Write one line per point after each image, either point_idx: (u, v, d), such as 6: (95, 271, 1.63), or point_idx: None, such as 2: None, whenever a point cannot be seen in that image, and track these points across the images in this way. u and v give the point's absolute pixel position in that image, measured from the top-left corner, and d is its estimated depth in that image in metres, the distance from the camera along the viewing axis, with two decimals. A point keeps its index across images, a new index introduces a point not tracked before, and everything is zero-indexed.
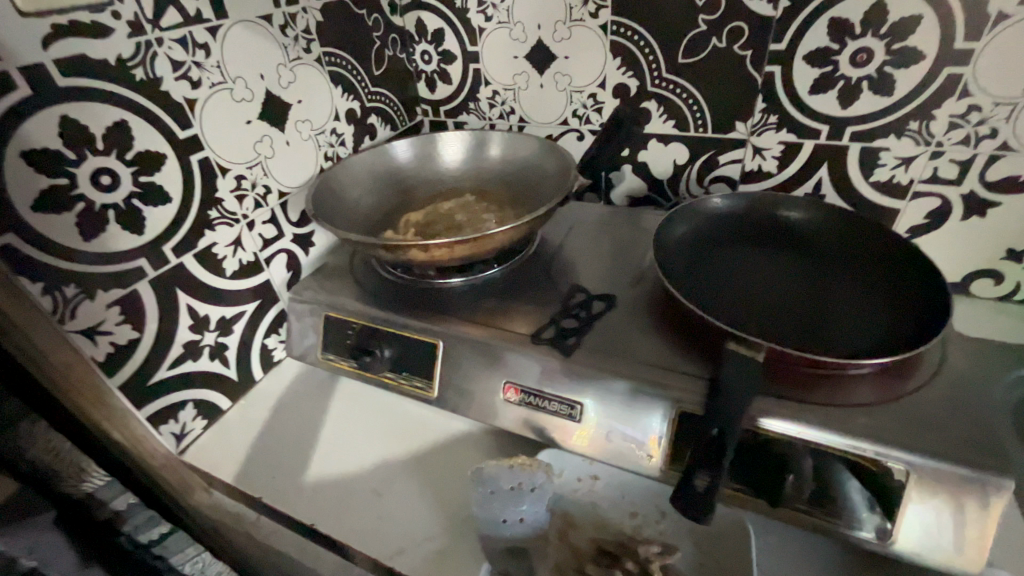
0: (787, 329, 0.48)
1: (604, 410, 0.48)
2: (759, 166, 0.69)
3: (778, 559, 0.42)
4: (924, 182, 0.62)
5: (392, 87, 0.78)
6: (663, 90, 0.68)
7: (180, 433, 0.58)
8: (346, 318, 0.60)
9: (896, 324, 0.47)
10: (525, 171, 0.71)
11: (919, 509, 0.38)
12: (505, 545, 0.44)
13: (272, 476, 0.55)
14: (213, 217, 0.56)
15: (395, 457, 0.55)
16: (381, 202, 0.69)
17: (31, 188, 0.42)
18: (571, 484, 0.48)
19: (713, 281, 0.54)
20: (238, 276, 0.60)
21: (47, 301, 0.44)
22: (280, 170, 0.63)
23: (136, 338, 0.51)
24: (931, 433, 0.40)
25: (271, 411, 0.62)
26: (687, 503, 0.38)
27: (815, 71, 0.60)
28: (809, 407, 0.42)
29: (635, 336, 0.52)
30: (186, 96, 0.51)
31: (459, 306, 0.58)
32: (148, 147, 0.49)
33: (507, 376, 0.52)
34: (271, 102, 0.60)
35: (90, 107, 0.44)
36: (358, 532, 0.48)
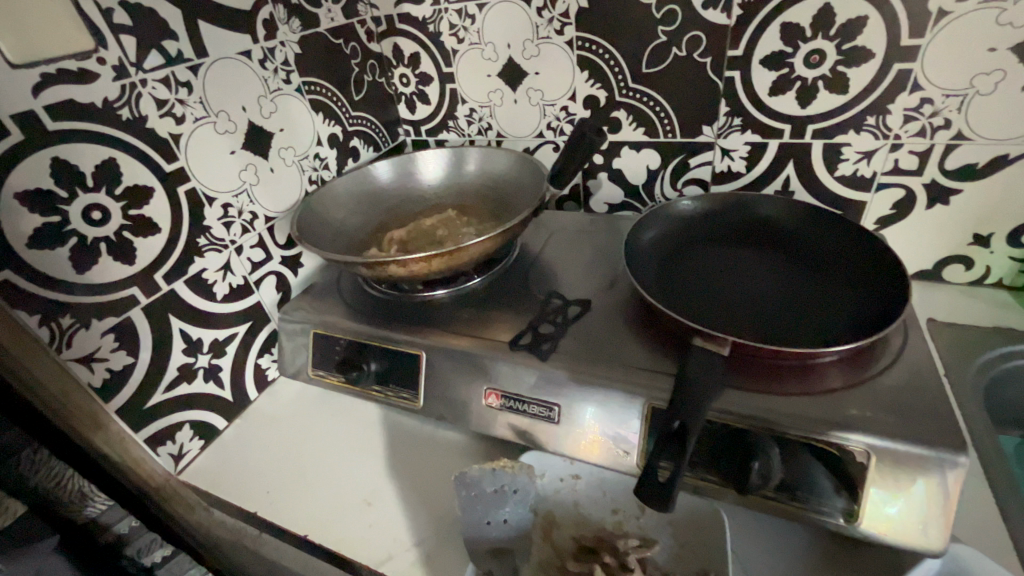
0: (752, 323, 0.50)
1: (581, 410, 0.50)
2: (728, 167, 0.71)
3: (752, 546, 0.44)
4: (886, 174, 0.64)
5: (372, 111, 0.81)
6: (630, 99, 0.71)
7: (178, 454, 0.60)
8: (334, 335, 0.62)
9: (857, 313, 0.49)
10: (502, 185, 0.74)
11: (882, 489, 0.40)
12: (489, 546, 0.45)
13: (266, 491, 0.56)
14: (202, 244, 0.58)
15: (383, 466, 0.56)
16: (365, 222, 0.72)
17: (26, 226, 0.44)
18: (552, 484, 0.49)
19: (682, 281, 0.56)
20: (228, 299, 0.63)
21: (44, 332, 0.46)
22: (265, 197, 0.65)
23: (132, 364, 0.54)
24: (890, 416, 0.42)
25: (265, 429, 0.64)
26: (649, 494, 0.39)
27: (772, 74, 0.63)
28: (772, 396, 0.44)
29: (609, 338, 0.54)
30: (171, 132, 0.54)
31: (441, 318, 0.60)
32: (136, 182, 0.52)
33: (488, 382, 0.54)
34: (254, 132, 0.62)
35: (79, 148, 0.47)
36: (349, 541, 0.50)
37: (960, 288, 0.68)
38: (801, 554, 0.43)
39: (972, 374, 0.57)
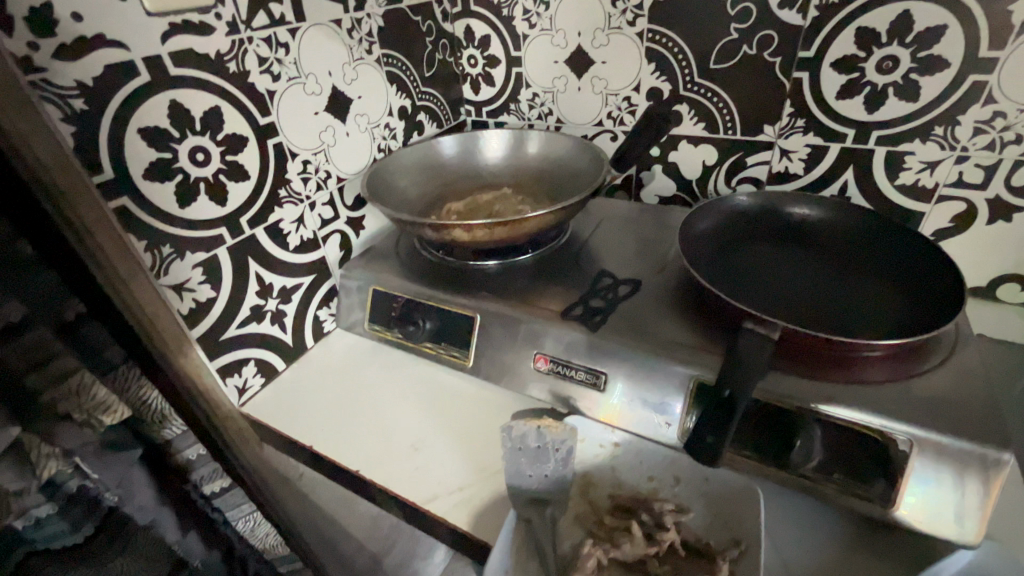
0: (802, 315, 0.51)
1: (627, 380, 0.52)
2: (785, 168, 0.72)
3: (783, 522, 0.45)
4: (948, 185, 0.64)
5: (440, 88, 0.85)
6: (694, 94, 0.73)
7: (241, 388, 0.64)
8: (392, 292, 0.66)
9: (909, 313, 0.50)
10: (560, 167, 0.77)
11: (920, 478, 0.41)
12: (530, 496, 0.49)
13: (319, 429, 0.60)
14: (282, 195, 0.63)
15: (430, 417, 0.59)
16: (426, 191, 0.76)
17: (143, 160, 0.49)
18: (593, 449, 0.51)
19: (734, 270, 0.57)
20: (298, 251, 0.67)
21: (147, 258, 0.51)
22: (340, 158, 0.70)
23: (214, 298, 0.58)
24: (937, 410, 0.42)
25: (320, 375, 0.68)
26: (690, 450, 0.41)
27: (841, 77, 0.63)
28: (818, 382, 0.45)
29: (659, 317, 0.56)
30: (267, 88, 0.58)
31: (495, 285, 0.64)
32: (234, 130, 0.56)
33: (537, 347, 0.56)
34: (336, 96, 0.67)
35: (192, 94, 0.52)
36: (397, 480, 0.53)
37: (1013, 308, 0.67)
38: (830, 533, 0.44)
39: None
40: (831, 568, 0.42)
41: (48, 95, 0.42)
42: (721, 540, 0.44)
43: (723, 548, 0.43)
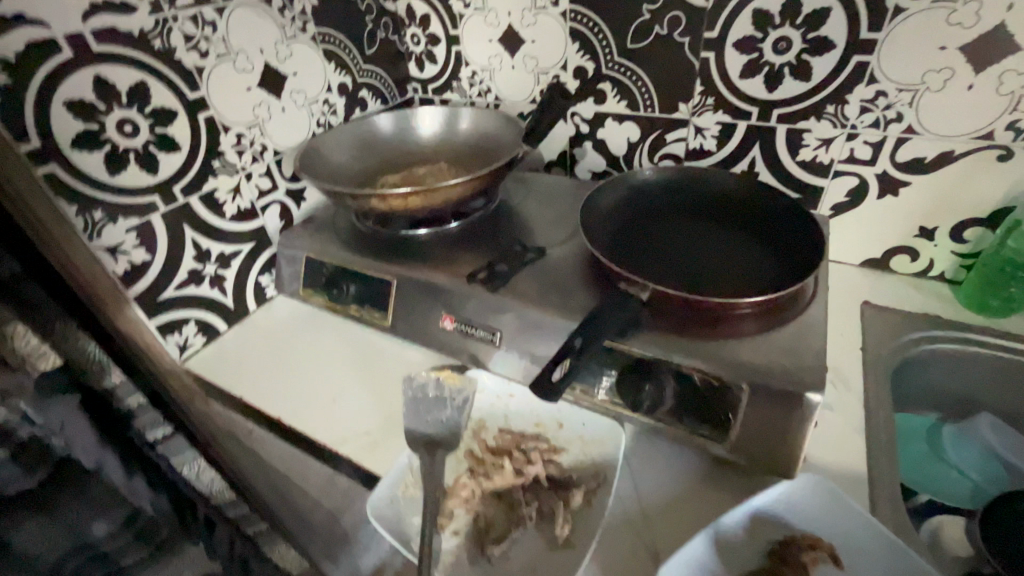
0: (679, 279, 0.56)
1: (520, 337, 0.57)
2: (700, 145, 0.76)
3: (645, 460, 0.51)
4: (843, 162, 0.68)
5: (383, 66, 0.88)
6: (616, 73, 0.76)
7: (183, 345, 0.70)
8: (322, 258, 0.71)
9: (774, 279, 0.55)
10: (490, 143, 0.81)
11: (752, 417, 0.46)
12: (423, 439, 0.54)
13: (251, 383, 0.66)
14: (215, 166, 0.67)
15: (351, 371, 0.65)
16: (362, 165, 0.80)
17: (70, 130, 0.54)
18: (489, 399, 0.58)
19: (630, 239, 0.62)
20: (235, 219, 0.72)
21: (79, 222, 0.56)
22: (276, 132, 0.74)
23: (149, 261, 0.63)
24: (775, 358, 0.47)
25: (258, 336, 0.73)
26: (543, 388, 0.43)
27: (744, 57, 0.67)
28: (678, 336, 0.50)
29: (558, 280, 0.60)
30: (196, 64, 0.62)
31: (416, 252, 0.68)
32: (162, 104, 0.60)
33: (445, 307, 0.61)
34: (269, 72, 0.70)
35: (118, 70, 0.56)
36: (313, 425, 0.58)
37: (905, 278, 0.72)
38: (684, 470, 0.50)
39: (888, 350, 0.62)
40: (677, 500, 0.47)
41: None
42: (588, 474, 0.50)
43: (585, 481, 0.49)
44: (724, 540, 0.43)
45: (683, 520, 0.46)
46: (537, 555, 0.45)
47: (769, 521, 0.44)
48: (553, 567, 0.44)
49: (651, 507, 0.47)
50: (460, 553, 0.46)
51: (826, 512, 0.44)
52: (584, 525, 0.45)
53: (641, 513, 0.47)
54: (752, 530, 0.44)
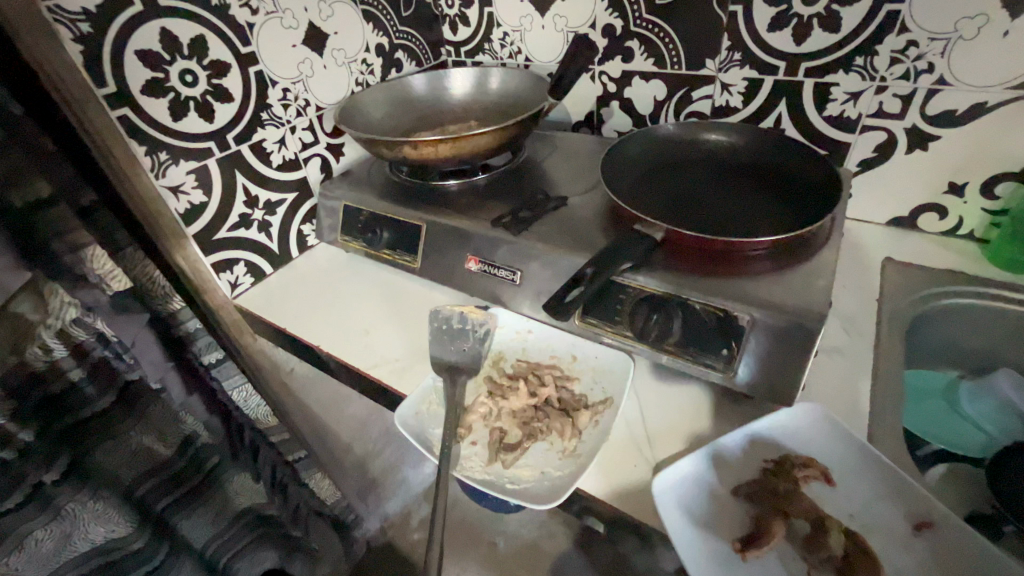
0: (695, 224, 0.58)
1: (538, 276, 0.61)
2: (726, 102, 0.76)
3: (652, 389, 0.54)
4: (871, 116, 0.67)
5: (418, 28, 0.92)
6: (643, 30, 0.77)
7: (234, 283, 0.77)
8: (359, 207, 0.76)
9: (790, 224, 0.56)
10: (518, 101, 0.84)
11: (754, 346, 0.49)
12: (447, 364, 0.58)
13: (295, 317, 0.72)
14: (264, 118, 0.73)
15: (383, 309, 0.70)
16: (398, 122, 0.84)
17: (140, 78, 0.60)
18: (509, 334, 0.63)
19: (650, 188, 0.64)
20: (281, 169, 0.78)
21: (147, 161, 0.63)
22: (318, 89, 0.79)
23: (206, 202, 0.70)
24: (783, 293, 0.49)
25: (301, 278, 0.80)
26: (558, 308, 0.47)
27: (772, 10, 0.67)
28: (690, 273, 0.53)
29: (578, 225, 0.63)
30: (247, 21, 0.67)
31: (445, 201, 0.73)
32: (218, 57, 0.66)
33: (470, 249, 0.65)
34: (313, 31, 0.75)
35: (180, 24, 0.62)
36: (348, 352, 0.64)
37: (932, 237, 0.71)
38: (690, 398, 0.53)
39: (905, 303, 0.63)
40: (680, 423, 0.51)
41: (60, 19, 0.53)
42: (598, 399, 0.53)
43: (594, 404, 0.52)
44: (722, 457, 0.46)
45: (685, 441, 0.49)
46: (548, 463, 0.49)
47: (768, 444, 0.47)
48: (561, 472, 0.47)
49: (655, 428, 0.51)
50: (480, 459, 0.50)
51: (824, 439, 0.46)
52: (591, 440, 0.49)
53: (645, 433, 0.50)
54: (750, 450, 0.47)
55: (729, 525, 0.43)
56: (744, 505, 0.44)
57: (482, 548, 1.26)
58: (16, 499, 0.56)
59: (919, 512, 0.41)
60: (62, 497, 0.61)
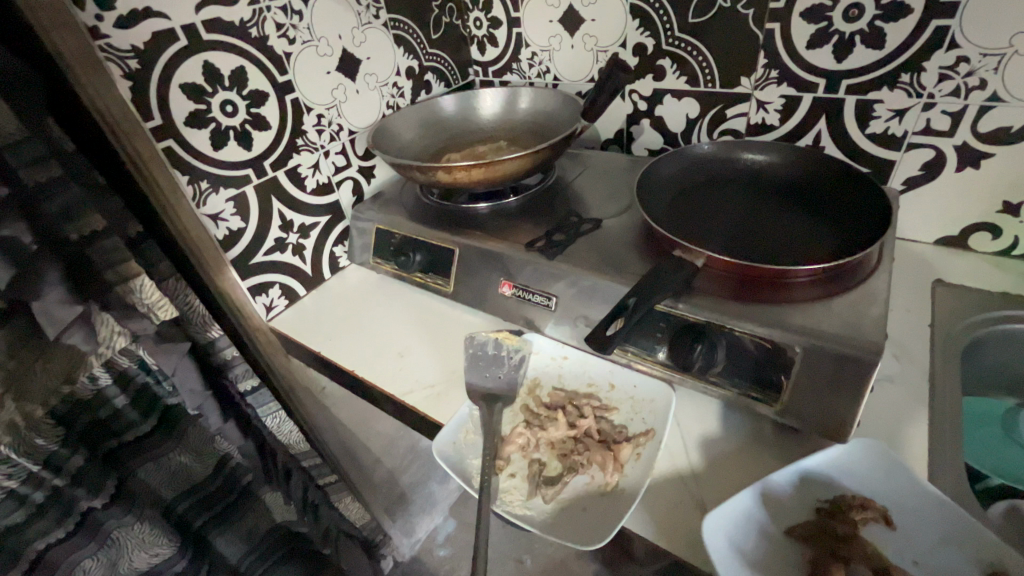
0: (737, 248, 0.56)
1: (575, 302, 0.60)
2: (762, 119, 0.75)
3: (694, 420, 0.53)
4: (917, 133, 0.65)
5: (447, 49, 0.92)
6: (676, 48, 0.76)
7: (269, 306, 0.78)
8: (391, 229, 0.77)
9: (838, 248, 0.54)
10: (548, 120, 0.83)
11: (804, 379, 0.47)
12: (482, 392, 0.58)
13: (329, 339, 0.73)
14: (299, 144, 0.74)
15: (416, 332, 0.70)
16: (428, 143, 0.84)
17: (184, 110, 0.62)
18: (544, 360, 0.62)
19: (687, 210, 0.63)
20: (315, 193, 0.79)
21: (189, 190, 0.64)
22: (351, 113, 0.80)
23: (244, 228, 0.71)
24: (835, 322, 0.47)
25: (333, 300, 0.80)
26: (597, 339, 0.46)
27: (811, 27, 0.65)
28: (734, 302, 0.51)
29: (613, 249, 0.62)
30: (285, 50, 0.69)
31: (476, 223, 0.72)
32: (257, 86, 0.67)
33: (504, 274, 0.65)
34: (346, 57, 0.76)
35: (221, 56, 0.63)
36: (382, 377, 0.64)
37: (984, 257, 0.68)
38: (736, 431, 0.51)
39: (959, 328, 0.60)
40: (726, 456, 0.49)
41: (111, 57, 0.55)
42: (638, 430, 0.52)
43: (635, 436, 0.51)
44: (772, 495, 0.44)
45: (732, 475, 0.48)
46: (588, 498, 0.48)
47: (820, 481, 0.45)
48: (602, 508, 0.46)
49: (701, 463, 0.49)
50: (520, 492, 0.49)
51: (881, 478, 0.44)
52: (634, 475, 0.48)
53: (689, 467, 0.49)
54: (802, 487, 0.45)
55: (782, 568, 0.41)
56: (797, 547, 0.42)
57: (509, 566, 1.26)
58: (68, 528, 0.64)
59: (988, 559, 0.39)
60: (109, 521, 0.68)
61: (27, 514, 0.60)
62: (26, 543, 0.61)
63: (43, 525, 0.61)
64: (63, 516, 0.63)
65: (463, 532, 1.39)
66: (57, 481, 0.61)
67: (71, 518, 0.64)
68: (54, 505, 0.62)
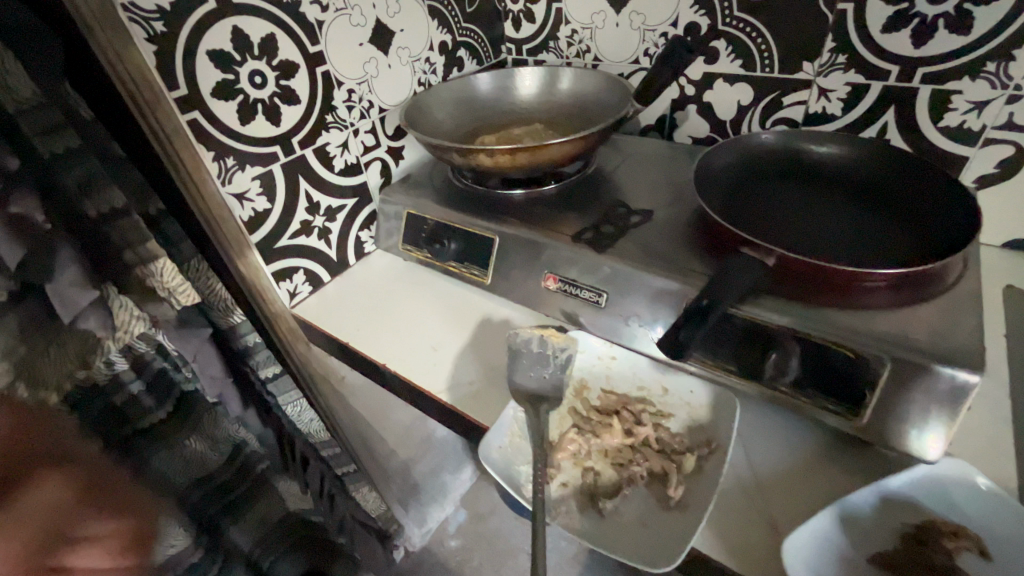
0: (806, 249, 0.52)
1: (628, 299, 0.55)
2: (823, 108, 0.70)
3: (756, 430, 0.50)
4: (997, 128, 0.60)
5: (480, 24, 0.87)
6: (733, 29, 0.71)
7: (293, 292, 0.74)
8: (423, 216, 0.72)
9: (919, 250, 0.50)
10: (590, 103, 0.78)
11: (889, 397, 0.43)
12: (528, 393, 0.54)
13: (356, 329, 0.69)
14: (329, 121, 0.69)
15: (450, 325, 0.66)
16: (462, 123, 0.79)
17: (211, 80, 0.57)
18: (590, 360, 0.57)
19: (747, 204, 0.58)
20: (342, 174, 0.74)
21: (215, 167, 0.60)
22: (382, 89, 0.75)
23: (269, 209, 0.67)
24: (924, 334, 0.43)
25: (357, 288, 0.76)
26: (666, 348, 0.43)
27: (889, 8, 0.60)
28: (808, 306, 0.47)
29: (666, 244, 0.58)
30: (317, 18, 0.64)
31: (514, 210, 0.68)
32: (288, 57, 0.63)
33: (548, 267, 0.61)
34: (380, 28, 0.71)
35: (250, 21, 0.58)
36: (418, 372, 0.60)
37: None
38: (805, 445, 0.48)
39: None
40: (795, 471, 0.46)
41: (135, 18, 0.50)
42: (696, 441, 0.49)
43: (696, 447, 0.48)
44: (852, 517, 0.41)
45: (803, 494, 0.44)
46: (648, 512, 0.44)
47: (903, 505, 0.42)
48: (664, 524, 0.43)
49: (767, 477, 0.46)
50: (573, 502, 0.46)
51: (965, 501, 0.41)
52: (698, 489, 0.45)
53: (755, 482, 0.46)
54: (883, 510, 0.42)
55: None
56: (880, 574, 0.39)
57: None
58: None
59: None
60: None
61: None
62: None
63: None
64: None
65: (474, 523, 1.37)
66: None
67: None
68: None
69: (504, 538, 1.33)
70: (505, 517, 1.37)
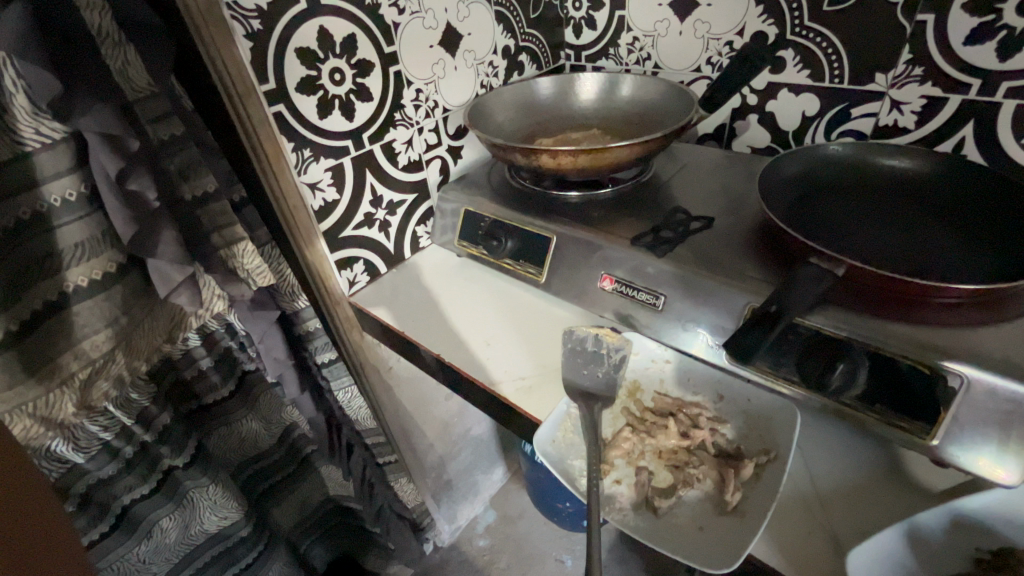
0: (875, 261, 0.51)
1: (688, 304, 0.55)
2: (894, 121, 0.68)
3: (817, 444, 0.49)
4: None
5: (542, 30, 0.89)
6: (802, 38, 0.70)
7: (351, 281, 0.77)
8: (480, 213, 0.74)
9: (998, 267, 0.48)
10: (650, 110, 0.79)
11: (961, 417, 0.42)
12: (582, 390, 0.55)
13: (410, 319, 0.71)
14: (397, 119, 0.73)
15: (504, 322, 0.68)
16: (521, 125, 0.81)
17: (296, 76, 0.60)
18: (644, 363, 0.58)
19: (813, 215, 0.58)
20: (405, 170, 0.77)
21: (293, 158, 0.63)
22: (447, 90, 0.78)
23: (337, 200, 0.70)
24: (1004, 352, 0.42)
25: (411, 280, 0.78)
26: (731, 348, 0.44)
27: (973, 20, 0.58)
28: (879, 319, 0.46)
29: (727, 251, 0.58)
30: (393, 20, 0.67)
31: (571, 212, 0.69)
32: (365, 57, 0.66)
33: (605, 268, 0.62)
34: (449, 31, 0.74)
35: (335, 21, 0.62)
36: (473, 364, 0.62)
37: None
38: (866, 464, 0.47)
39: None
40: (857, 488, 0.45)
41: (236, 15, 0.54)
42: (754, 448, 0.49)
43: (754, 455, 0.48)
44: (921, 536, 0.40)
45: (866, 510, 0.44)
46: (704, 516, 0.44)
47: (974, 528, 0.41)
48: (721, 529, 0.43)
49: (829, 490, 0.45)
50: (628, 500, 0.47)
51: None
52: (756, 496, 0.44)
53: (817, 495, 0.45)
54: (954, 532, 0.41)
55: None
56: None
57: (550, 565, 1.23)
58: (151, 484, 0.66)
59: None
60: (186, 480, 0.71)
61: (118, 468, 0.62)
62: (115, 494, 0.63)
63: (130, 478, 0.64)
64: (147, 472, 0.66)
65: (504, 525, 1.37)
66: (146, 436, 0.64)
67: (155, 474, 0.67)
68: (141, 460, 0.64)
69: (531, 542, 1.33)
70: (533, 521, 1.37)
